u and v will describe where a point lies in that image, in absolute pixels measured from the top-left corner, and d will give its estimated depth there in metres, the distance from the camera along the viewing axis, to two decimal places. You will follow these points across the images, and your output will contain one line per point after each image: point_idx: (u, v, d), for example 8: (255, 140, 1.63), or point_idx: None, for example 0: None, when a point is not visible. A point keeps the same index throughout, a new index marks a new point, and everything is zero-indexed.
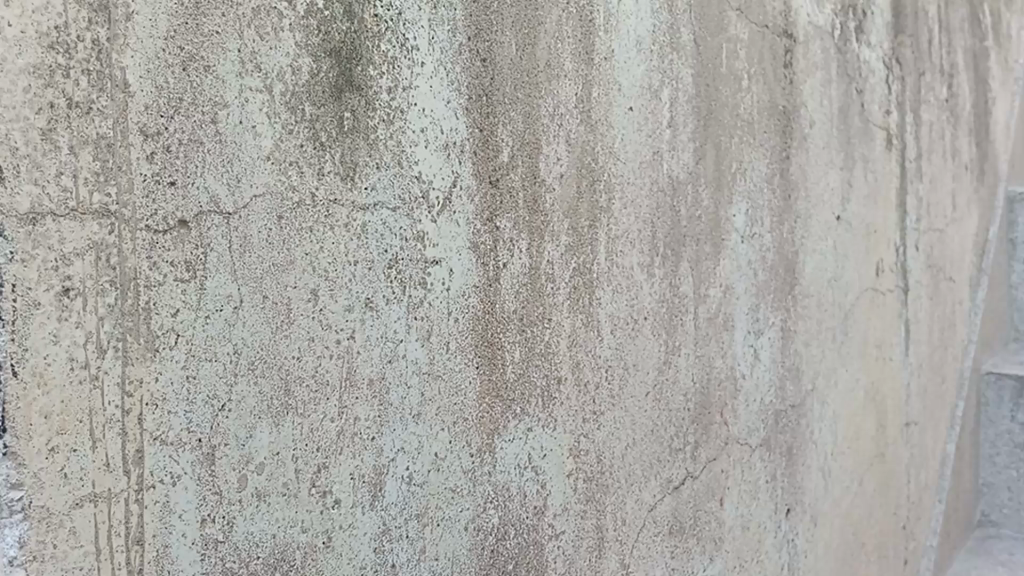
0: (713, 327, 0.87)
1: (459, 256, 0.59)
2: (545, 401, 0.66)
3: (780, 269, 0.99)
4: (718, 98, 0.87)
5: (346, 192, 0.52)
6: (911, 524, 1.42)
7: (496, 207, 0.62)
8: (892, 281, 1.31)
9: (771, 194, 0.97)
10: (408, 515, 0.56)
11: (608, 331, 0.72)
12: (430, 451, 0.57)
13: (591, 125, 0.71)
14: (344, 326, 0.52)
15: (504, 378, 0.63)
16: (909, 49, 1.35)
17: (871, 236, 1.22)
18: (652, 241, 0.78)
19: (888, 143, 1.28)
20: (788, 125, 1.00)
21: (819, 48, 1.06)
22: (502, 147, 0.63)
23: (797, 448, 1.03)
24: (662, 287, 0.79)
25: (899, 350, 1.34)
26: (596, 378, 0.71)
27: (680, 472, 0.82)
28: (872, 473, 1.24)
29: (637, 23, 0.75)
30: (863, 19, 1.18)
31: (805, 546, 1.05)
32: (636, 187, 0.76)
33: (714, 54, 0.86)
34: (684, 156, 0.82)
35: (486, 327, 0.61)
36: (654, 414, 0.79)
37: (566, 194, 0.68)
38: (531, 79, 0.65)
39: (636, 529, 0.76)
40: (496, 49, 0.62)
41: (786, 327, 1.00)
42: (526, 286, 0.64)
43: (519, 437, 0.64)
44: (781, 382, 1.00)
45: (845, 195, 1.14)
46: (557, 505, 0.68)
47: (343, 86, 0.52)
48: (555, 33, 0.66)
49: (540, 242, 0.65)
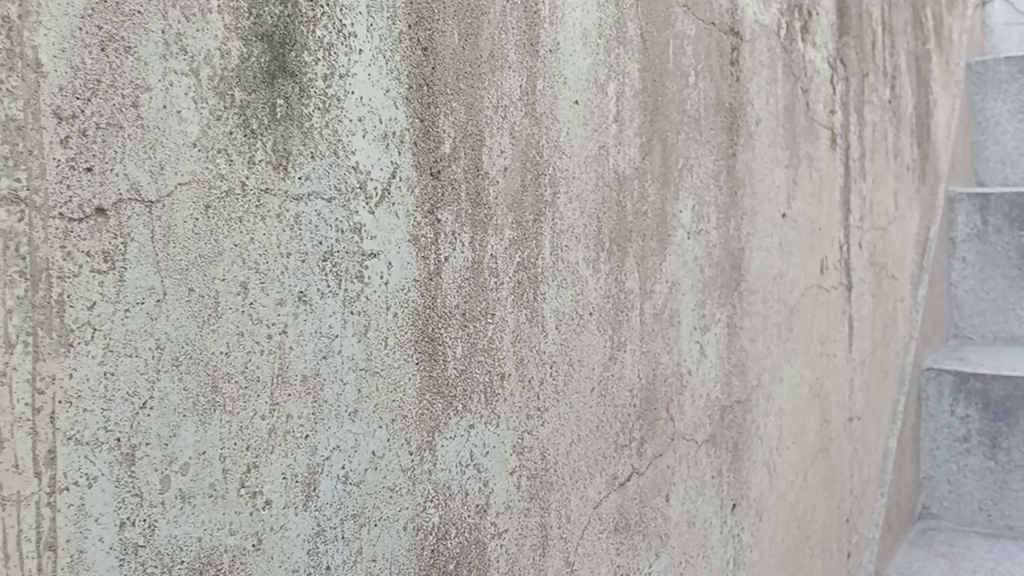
0: (659, 322, 0.87)
1: (399, 250, 0.58)
2: (489, 397, 0.65)
3: (726, 266, 1.00)
4: (665, 94, 0.87)
5: (278, 182, 0.50)
6: (854, 517, 1.44)
7: (438, 199, 0.61)
8: (837, 278, 1.32)
9: (717, 190, 0.97)
10: (344, 516, 0.54)
11: (553, 326, 0.72)
12: (367, 448, 0.56)
13: (535, 118, 0.70)
14: (276, 321, 0.50)
15: (445, 374, 0.61)
16: (854, 51, 1.37)
17: (816, 235, 1.24)
18: (597, 236, 0.77)
19: (833, 143, 1.30)
20: (734, 122, 1.01)
21: (765, 46, 1.07)
22: (444, 138, 0.61)
23: (742, 444, 1.04)
24: (607, 282, 0.79)
25: (843, 346, 1.36)
26: (540, 374, 0.70)
27: (625, 469, 0.81)
28: (816, 467, 1.26)
29: (583, 16, 0.75)
30: (808, 19, 1.19)
31: (750, 540, 1.06)
32: (582, 182, 0.75)
33: (661, 49, 0.86)
34: (631, 151, 0.82)
35: (426, 322, 0.60)
36: (600, 410, 0.78)
37: (510, 186, 0.67)
38: (473, 70, 0.63)
39: (581, 526, 0.75)
40: (438, 38, 0.60)
41: (731, 323, 1.01)
42: (468, 281, 0.63)
43: (460, 435, 0.63)
44: (726, 378, 1.00)
45: (790, 193, 1.15)
46: (499, 503, 0.66)
47: (276, 72, 0.50)
48: (499, 23, 0.65)
49: (483, 236, 0.64)
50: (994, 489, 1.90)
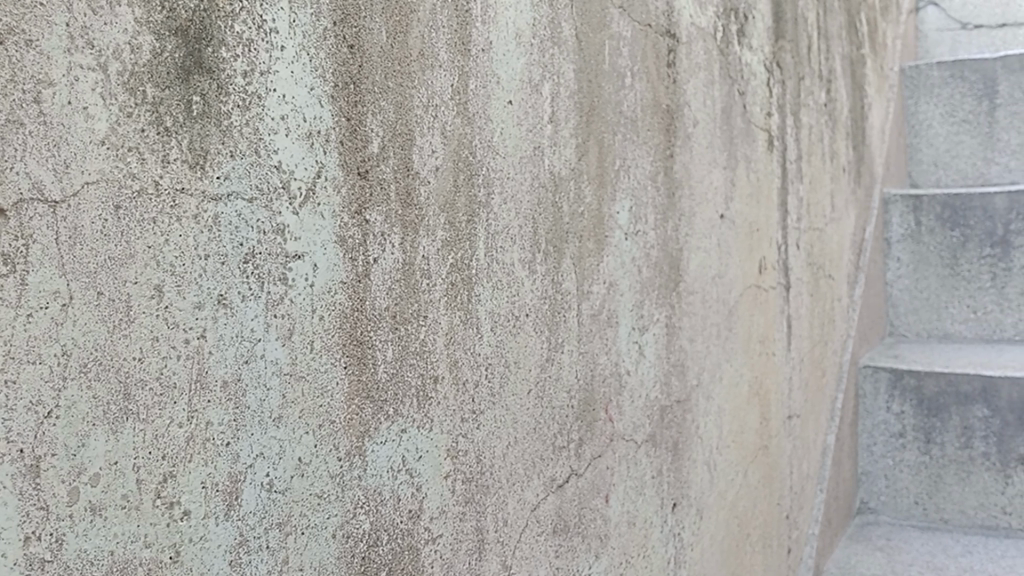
0: (597, 323, 0.87)
1: (325, 252, 0.56)
2: (421, 401, 0.64)
3: (664, 266, 1.00)
4: (601, 95, 0.87)
5: (195, 181, 0.49)
6: (794, 513, 1.46)
7: (366, 199, 0.60)
8: (775, 278, 1.34)
9: (655, 191, 0.98)
10: (269, 525, 0.53)
11: (488, 328, 0.71)
12: (292, 455, 0.54)
13: (468, 118, 0.69)
14: (194, 325, 0.48)
15: (375, 378, 0.60)
16: (789, 55, 1.40)
17: (754, 235, 1.26)
18: (533, 237, 0.77)
19: (770, 145, 1.32)
20: (671, 123, 1.01)
21: (701, 49, 1.08)
22: (372, 138, 0.60)
23: (682, 443, 1.05)
24: (544, 283, 0.78)
25: (782, 344, 1.38)
26: (475, 376, 0.70)
27: (564, 470, 0.81)
28: (756, 465, 1.27)
29: (516, 15, 0.74)
30: (744, 22, 1.21)
31: (691, 539, 1.07)
32: (517, 183, 0.75)
33: (597, 50, 0.86)
34: (566, 151, 0.82)
35: (355, 325, 0.58)
36: (537, 412, 0.77)
37: (441, 186, 0.66)
38: (402, 69, 0.62)
39: (518, 529, 0.75)
40: (365, 36, 0.59)
41: (670, 323, 1.01)
42: (398, 283, 0.62)
43: (391, 439, 0.61)
44: (666, 377, 1.01)
45: (728, 194, 1.17)
46: (433, 507, 0.65)
47: (191, 68, 0.48)
48: (429, 21, 0.65)
49: (414, 237, 0.63)
50: (929, 483, 1.96)
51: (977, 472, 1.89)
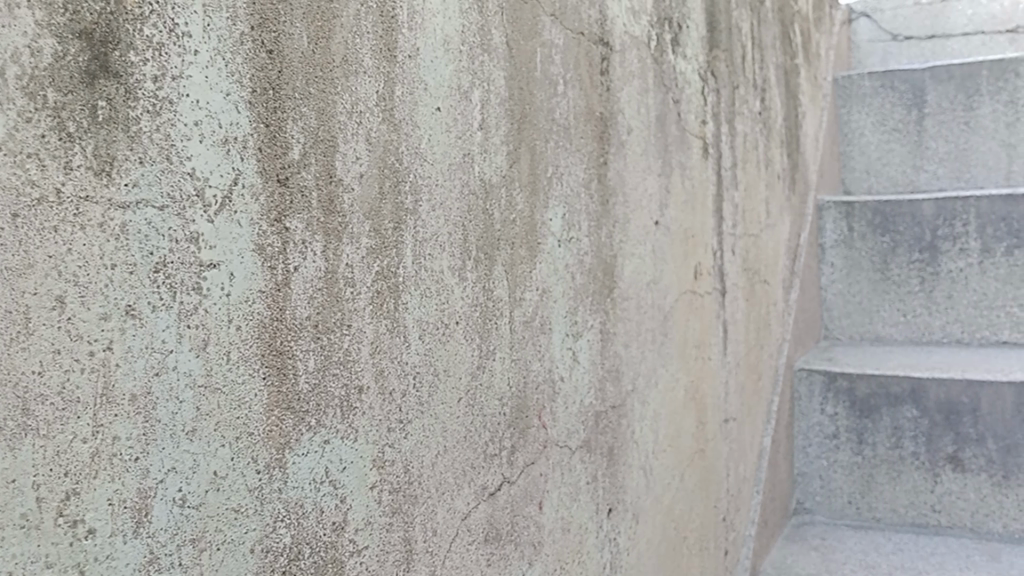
0: (530, 330, 0.87)
1: (242, 260, 0.55)
2: (345, 411, 0.63)
3: (598, 273, 1.01)
4: (532, 102, 0.88)
5: (101, 188, 0.46)
6: (731, 515, 1.48)
7: (286, 207, 0.58)
8: (710, 283, 1.36)
9: (589, 198, 0.99)
10: (181, 541, 0.50)
11: (416, 336, 0.70)
12: (207, 469, 0.52)
13: (394, 124, 0.68)
14: (100, 337, 0.46)
15: (297, 389, 0.58)
16: (724, 64, 1.42)
17: (689, 241, 1.27)
18: (463, 244, 0.76)
19: (705, 152, 1.34)
20: (605, 131, 1.02)
21: (635, 57, 1.10)
22: (293, 144, 0.59)
23: (618, 449, 1.05)
24: (474, 291, 0.78)
25: (718, 349, 1.40)
26: (402, 385, 0.69)
27: (495, 478, 0.81)
28: (692, 469, 1.28)
29: (445, 22, 0.74)
30: (678, 32, 1.23)
31: (627, 544, 1.07)
32: (446, 190, 0.74)
33: (528, 57, 0.86)
34: (497, 158, 0.82)
35: (274, 335, 0.57)
36: (467, 421, 0.77)
37: (366, 194, 0.65)
38: (325, 74, 0.61)
39: (448, 538, 0.74)
40: (284, 40, 0.58)
41: (605, 328, 1.02)
42: (320, 291, 0.60)
43: (314, 450, 0.60)
44: (600, 383, 1.01)
45: (663, 201, 1.18)
46: (358, 519, 0.64)
47: (97, 71, 0.46)
48: (352, 27, 0.64)
49: (337, 244, 0.62)
50: (862, 482, 2.01)
51: (908, 471, 1.95)
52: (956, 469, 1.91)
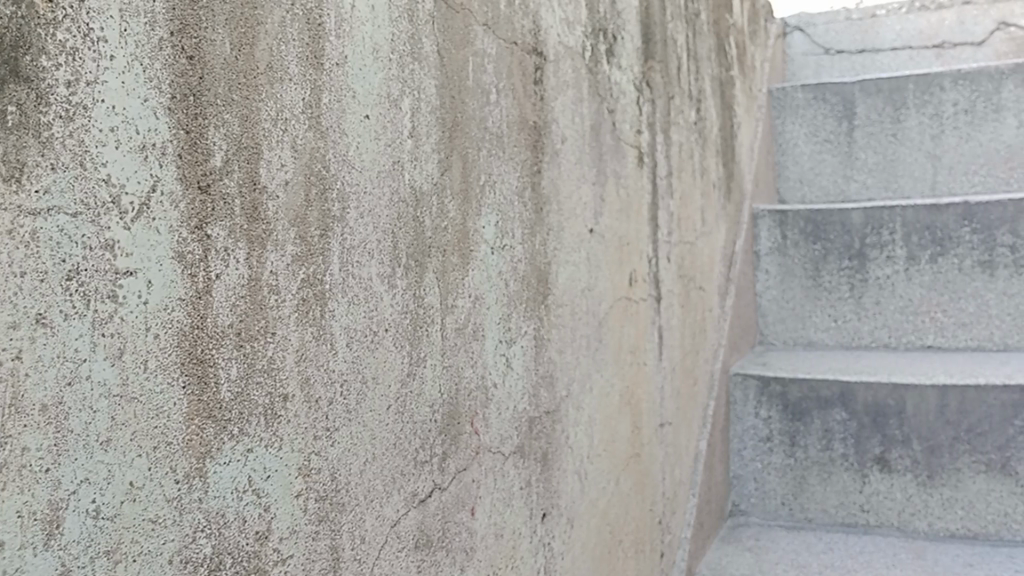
0: (461, 337, 0.87)
1: (160, 268, 0.54)
2: (269, 419, 0.62)
3: (532, 280, 1.02)
4: (465, 110, 0.89)
5: (10, 196, 0.45)
6: (667, 518, 1.51)
7: (207, 214, 0.57)
8: (645, 290, 1.38)
9: (522, 206, 1.00)
10: (96, 554, 0.49)
11: (343, 343, 0.70)
12: (122, 479, 0.51)
13: (321, 132, 0.68)
14: (9, 345, 0.44)
15: (218, 397, 0.57)
16: (659, 74, 1.45)
17: (623, 249, 1.30)
18: (393, 251, 0.77)
19: (640, 160, 1.36)
20: (538, 140, 1.04)
21: (569, 66, 1.12)
22: (214, 151, 0.58)
23: (552, 454, 1.06)
24: (404, 298, 0.78)
25: (653, 354, 1.42)
26: (329, 394, 0.68)
27: (426, 485, 0.81)
28: (627, 473, 1.30)
29: (374, 31, 0.75)
30: (612, 43, 1.25)
31: (561, 548, 1.08)
32: (375, 198, 0.75)
33: (460, 66, 0.88)
34: (428, 166, 0.82)
35: (194, 343, 0.56)
36: (397, 427, 0.77)
37: (291, 201, 0.65)
38: (248, 81, 0.61)
39: (377, 545, 0.74)
40: (206, 47, 0.57)
41: (539, 336, 1.04)
42: (243, 299, 0.60)
43: (236, 459, 0.59)
44: (534, 389, 1.02)
45: (597, 209, 1.20)
46: (282, 528, 0.63)
47: (6, 76, 0.45)
48: (277, 34, 0.63)
49: (261, 252, 0.62)
50: (794, 484, 2.06)
51: (837, 472, 2.01)
52: (883, 470, 1.97)
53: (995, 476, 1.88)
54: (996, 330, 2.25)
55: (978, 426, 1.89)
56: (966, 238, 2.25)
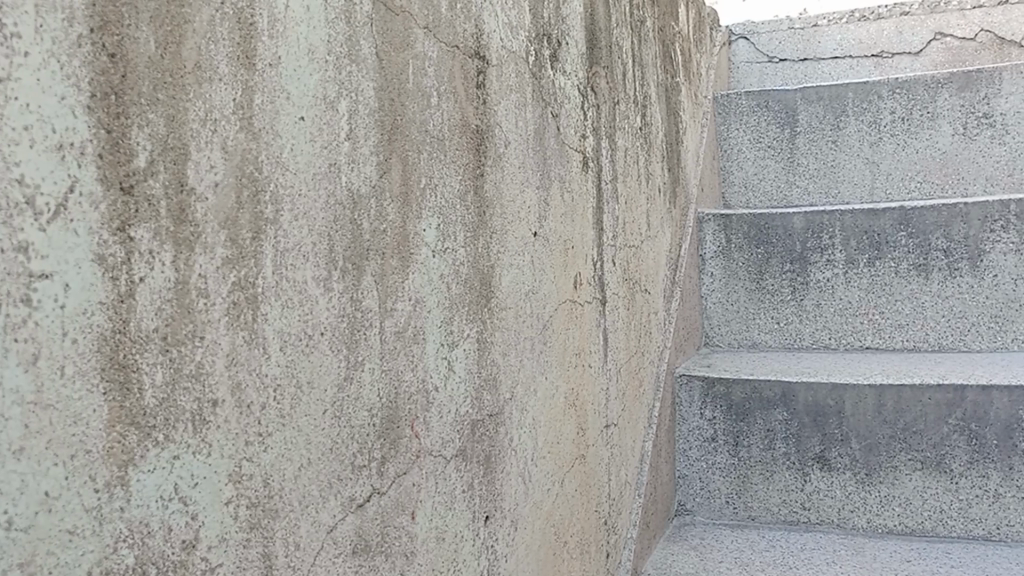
0: (401, 341, 0.87)
1: (78, 271, 0.52)
2: (197, 425, 0.61)
3: (475, 283, 1.02)
4: (404, 113, 0.88)
5: None
6: (612, 519, 1.52)
7: (129, 216, 0.56)
8: (590, 293, 1.39)
9: (464, 210, 1.00)
10: (7, 566, 0.47)
11: (276, 347, 0.69)
12: (37, 490, 0.49)
13: (253, 133, 0.67)
14: None
15: (142, 404, 0.56)
16: (604, 80, 1.46)
17: (568, 252, 1.30)
18: (329, 254, 0.76)
19: (585, 165, 1.38)
20: (481, 144, 1.04)
21: (513, 71, 1.13)
22: (138, 151, 0.57)
23: (495, 457, 1.06)
24: (341, 301, 0.77)
25: (598, 356, 1.43)
26: (261, 399, 0.67)
27: (364, 489, 0.80)
28: (572, 474, 1.31)
29: (309, 31, 0.74)
30: (557, 48, 1.26)
31: (505, 550, 1.09)
32: (310, 200, 0.74)
33: (400, 69, 0.87)
34: (366, 169, 0.82)
35: (116, 348, 0.54)
36: (333, 432, 0.76)
37: (222, 203, 0.64)
38: (174, 81, 0.60)
39: (312, 552, 0.73)
40: (128, 44, 0.56)
41: (481, 338, 1.04)
42: (169, 303, 0.59)
43: (160, 467, 0.58)
44: (477, 392, 1.02)
45: (541, 213, 1.21)
46: (210, 537, 0.62)
47: None
48: (206, 33, 0.62)
49: (189, 255, 0.61)
50: (738, 483, 2.09)
51: (780, 471, 2.05)
52: (823, 468, 2.01)
53: (931, 473, 1.93)
54: (931, 331, 2.31)
55: (913, 425, 1.94)
56: (902, 242, 2.32)
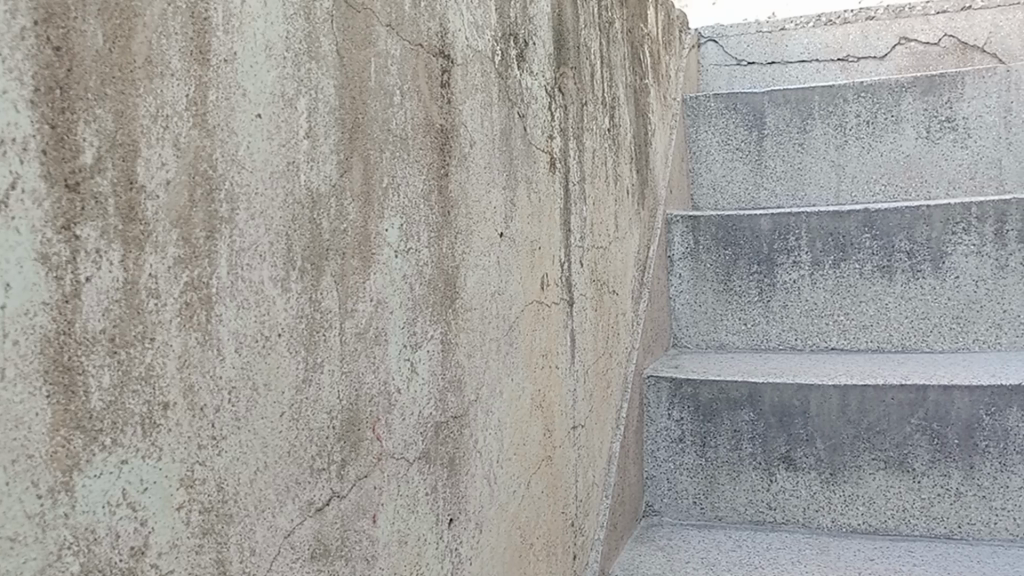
0: (362, 342, 0.86)
1: (21, 270, 0.50)
2: (146, 429, 0.59)
3: (439, 284, 1.02)
4: (366, 112, 0.87)
5: None
6: (579, 520, 1.52)
7: (75, 214, 0.54)
8: (557, 293, 1.39)
9: (428, 210, 0.99)
10: None
11: (231, 349, 0.68)
12: None
13: (207, 130, 0.66)
14: None
15: (88, 407, 0.55)
16: (571, 81, 1.46)
17: (535, 253, 1.30)
18: (286, 254, 0.75)
19: (552, 166, 1.37)
20: (446, 144, 1.03)
21: (478, 70, 1.12)
22: (85, 148, 0.55)
23: (459, 459, 1.06)
24: (299, 302, 0.76)
25: (565, 357, 1.43)
26: (215, 402, 0.66)
27: (323, 493, 0.79)
28: (539, 476, 1.31)
29: (266, 28, 0.73)
30: (523, 49, 1.26)
31: (469, 553, 1.08)
32: (267, 198, 0.72)
33: (361, 67, 0.86)
34: (326, 167, 0.81)
35: (60, 349, 0.53)
36: (291, 435, 0.75)
37: (173, 201, 0.62)
38: (124, 76, 0.58)
39: (268, 557, 0.72)
40: (75, 38, 0.54)
41: (446, 340, 1.03)
42: (118, 304, 0.57)
43: (108, 472, 0.56)
44: (441, 394, 1.01)
45: (508, 213, 1.21)
46: (161, 543, 0.61)
47: None
48: (158, 27, 0.61)
49: (139, 254, 0.59)
50: (705, 483, 2.10)
51: (746, 471, 2.06)
52: (789, 468, 2.03)
53: (894, 473, 1.95)
54: (894, 331, 2.34)
55: (877, 424, 1.96)
56: (867, 245, 2.34)
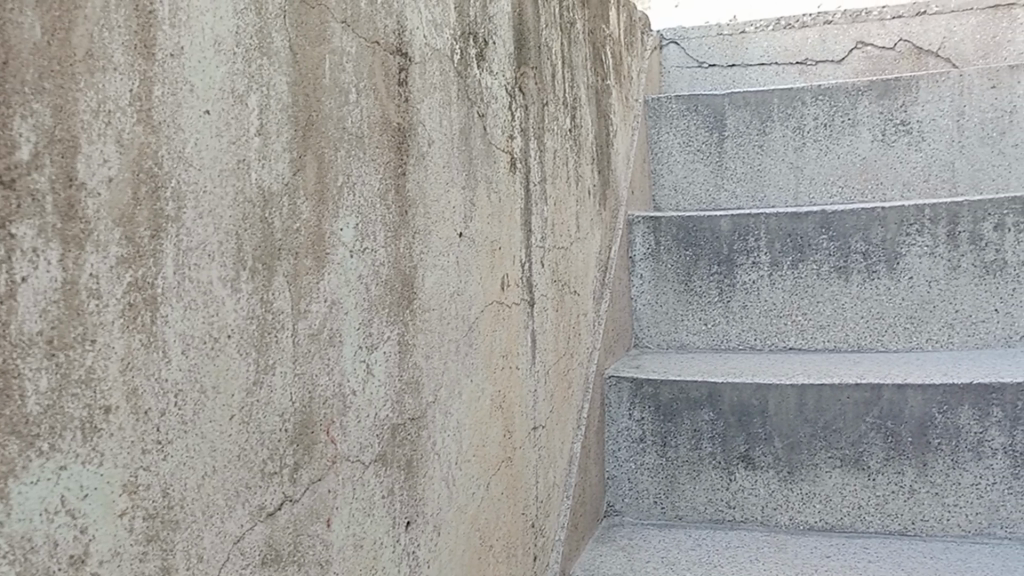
0: (316, 344, 0.84)
1: None
2: (86, 433, 0.58)
3: (396, 284, 1.00)
4: (320, 109, 0.86)
5: None
6: (539, 521, 1.51)
7: (11, 211, 0.52)
8: (517, 293, 1.39)
9: (384, 209, 0.98)
10: None
11: (178, 350, 0.66)
12: None
13: (152, 126, 0.64)
14: None
15: (24, 411, 0.53)
16: (532, 80, 1.46)
17: (494, 252, 1.29)
18: (236, 253, 0.73)
19: (512, 166, 1.37)
20: (403, 142, 1.02)
21: (436, 69, 1.11)
22: (21, 143, 0.53)
23: (417, 461, 1.05)
24: (250, 303, 0.75)
25: (525, 358, 1.43)
26: (160, 405, 0.64)
27: (275, 497, 0.78)
28: (498, 477, 1.30)
29: (215, 22, 0.71)
30: (483, 48, 1.25)
31: (427, 556, 1.07)
32: (215, 196, 0.71)
33: (315, 64, 0.85)
34: (278, 166, 0.79)
35: None
36: (240, 439, 0.73)
37: (115, 199, 0.61)
38: (63, 69, 0.56)
39: (217, 564, 0.70)
40: (10, 29, 0.53)
41: (403, 341, 1.02)
42: (56, 304, 0.55)
43: (45, 478, 0.54)
44: (398, 396, 1.00)
45: (467, 213, 1.20)
46: (102, 550, 0.59)
47: None
48: (100, 20, 0.59)
49: (79, 253, 0.57)
50: (666, 483, 2.11)
51: (706, 470, 2.08)
52: (748, 467, 2.05)
53: (850, 470, 1.98)
54: (851, 331, 2.38)
55: (833, 423, 1.99)
56: (824, 245, 2.38)
